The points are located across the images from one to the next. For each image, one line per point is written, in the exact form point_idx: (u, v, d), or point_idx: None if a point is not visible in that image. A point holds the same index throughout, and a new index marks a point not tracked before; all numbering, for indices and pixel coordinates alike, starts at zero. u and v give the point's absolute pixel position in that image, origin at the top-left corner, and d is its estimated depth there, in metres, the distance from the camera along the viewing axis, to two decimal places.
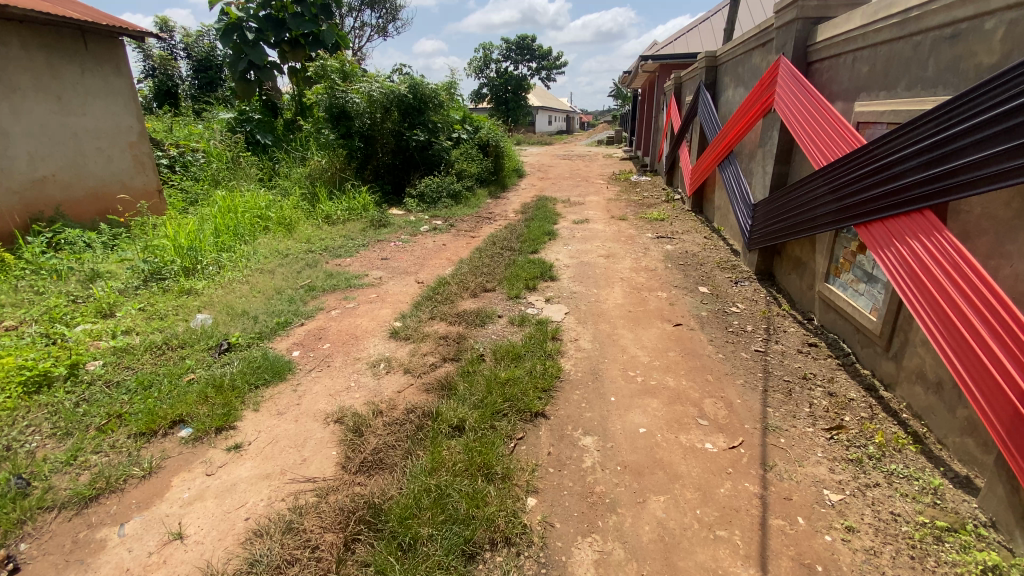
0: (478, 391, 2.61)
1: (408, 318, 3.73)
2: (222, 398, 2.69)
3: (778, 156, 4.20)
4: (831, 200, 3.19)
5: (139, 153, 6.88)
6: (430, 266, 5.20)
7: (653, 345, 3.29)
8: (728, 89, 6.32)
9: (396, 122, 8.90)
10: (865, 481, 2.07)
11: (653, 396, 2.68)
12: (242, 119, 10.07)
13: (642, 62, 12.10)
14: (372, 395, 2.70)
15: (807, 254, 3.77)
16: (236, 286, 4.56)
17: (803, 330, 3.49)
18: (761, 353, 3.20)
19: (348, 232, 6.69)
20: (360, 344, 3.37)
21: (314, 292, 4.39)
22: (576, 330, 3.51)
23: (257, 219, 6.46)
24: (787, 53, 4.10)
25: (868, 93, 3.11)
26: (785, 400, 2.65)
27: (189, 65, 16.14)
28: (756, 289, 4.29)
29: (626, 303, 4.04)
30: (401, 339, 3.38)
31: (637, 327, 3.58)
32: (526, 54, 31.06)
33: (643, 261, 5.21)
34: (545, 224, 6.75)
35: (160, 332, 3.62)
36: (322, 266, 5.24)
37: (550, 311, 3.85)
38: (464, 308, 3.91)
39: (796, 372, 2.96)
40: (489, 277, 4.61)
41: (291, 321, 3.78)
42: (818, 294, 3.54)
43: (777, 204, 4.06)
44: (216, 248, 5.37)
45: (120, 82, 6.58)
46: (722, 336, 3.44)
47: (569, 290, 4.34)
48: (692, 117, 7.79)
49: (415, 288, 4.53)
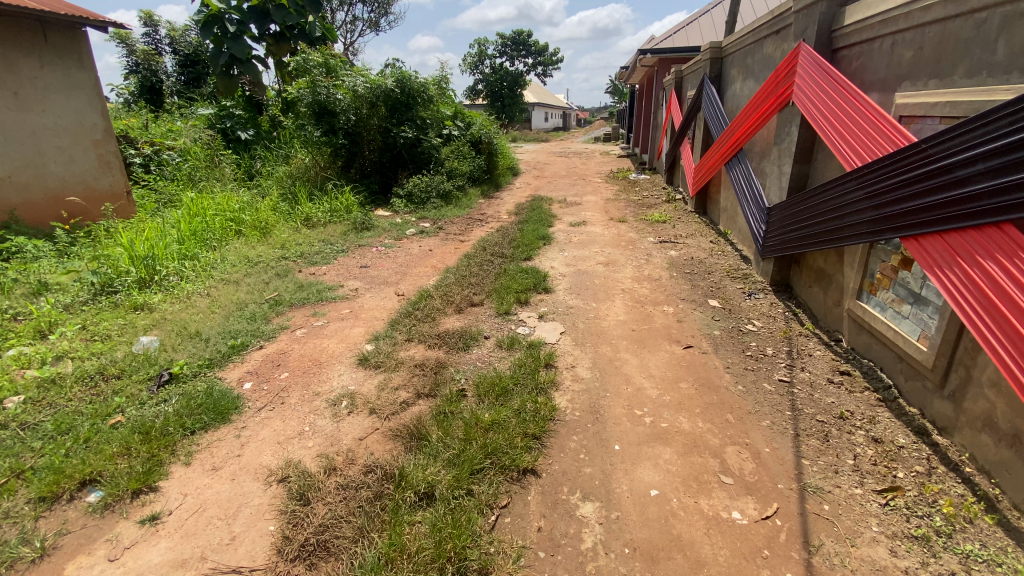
0: (453, 442, 2.16)
1: (382, 340, 3.27)
2: (147, 451, 2.23)
3: (797, 154, 3.76)
4: (868, 208, 2.75)
5: (104, 151, 6.26)
6: (414, 276, 4.74)
7: (662, 374, 2.85)
8: (735, 82, 5.90)
9: (383, 118, 8.44)
10: (937, 569, 1.64)
11: (665, 443, 2.25)
12: (223, 115, 9.51)
13: (640, 56, 11.63)
14: (328, 444, 2.26)
15: (833, 265, 3.34)
16: (194, 301, 4.08)
17: (831, 354, 3.06)
18: (786, 384, 2.77)
19: (328, 236, 6.21)
20: (323, 374, 2.91)
21: (281, 308, 3.93)
22: (573, 355, 3.06)
23: (228, 223, 5.98)
24: (808, 39, 3.66)
25: (912, 82, 2.68)
26: (822, 449, 2.22)
27: (174, 59, 15.54)
28: (772, 303, 3.86)
29: (629, 320, 3.60)
30: (371, 368, 2.92)
31: (642, 350, 3.14)
32: (522, 49, 30.56)
33: (645, 269, 4.77)
34: (540, 227, 6.30)
35: (96, 359, 3.15)
36: (295, 275, 4.78)
37: (544, 330, 3.40)
38: (446, 327, 3.46)
39: (829, 410, 2.53)
40: (476, 289, 4.16)
41: (249, 344, 3.32)
42: (847, 313, 3.11)
43: (797, 208, 3.62)
44: (179, 256, 4.91)
45: (83, 75, 5.99)
46: (739, 361, 3.01)
47: (565, 304, 3.89)
48: (695, 112, 7.34)
49: (394, 301, 4.07)
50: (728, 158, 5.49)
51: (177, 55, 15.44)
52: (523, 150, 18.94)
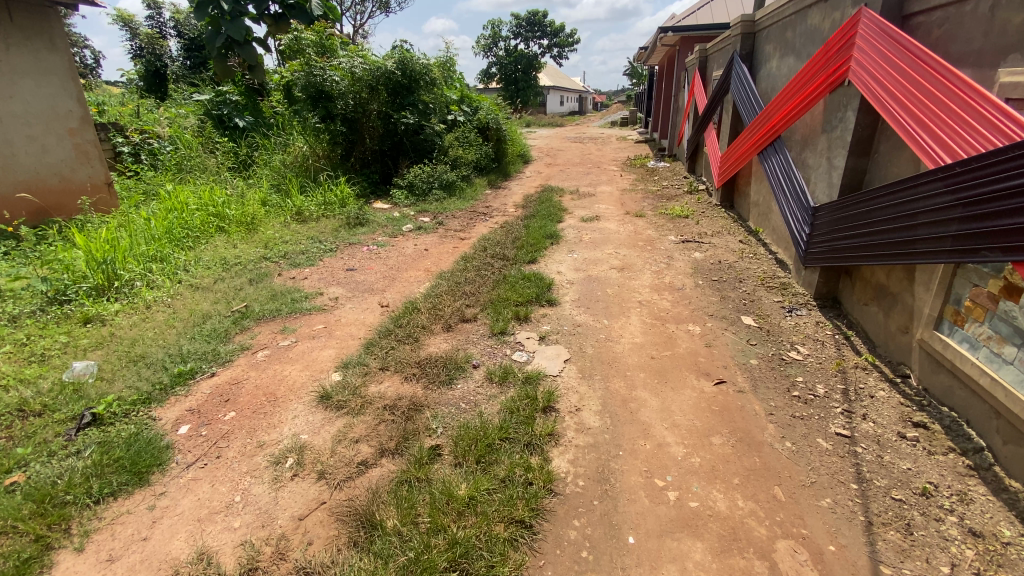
0: (415, 534, 1.65)
1: (353, 367, 2.75)
2: (32, 532, 1.78)
3: (853, 145, 3.13)
4: (957, 216, 2.18)
5: (80, 140, 5.76)
6: (403, 282, 4.21)
7: (688, 424, 2.29)
8: (769, 59, 5.22)
9: (384, 103, 7.90)
10: None
11: (694, 535, 1.71)
12: (219, 100, 8.93)
13: (660, 34, 10.80)
14: (258, 525, 1.78)
15: (899, 282, 2.73)
16: (152, 313, 3.61)
17: (899, 397, 2.47)
18: (845, 440, 2.20)
19: (317, 233, 5.70)
20: (275, 416, 2.40)
21: (246, 321, 3.43)
22: (578, 394, 2.50)
23: (209, 218, 5.50)
24: (871, 4, 3.00)
25: (1022, 55, 2.05)
26: (906, 550, 1.67)
27: (179, 43, 15.05)
28: (818, 322, 3.26)
29: (647, 345, 3.03)
30: (332, 410, 2.39)
31: (663, 388, 2.58)
32: (537, 30, 29.56)
33: (666, 275, 4.19)
34: (549, 224, 5.71)
35: (19, 388, 2.68)
36: (273, 280, 4.29)
37: (544, 358, 2.85)
38: (430, 351, 2.92)
39: (907, 483, 1.97)
40: (470, 301, 3.62)
41: (198, 371, 2.83)
42: (919, 344, 2.52)
43: (854, 209, 3.01)
44: (147, 258, 4.43)
45: (56, 59, 5.50)
46: (784, 405, 2.44)
47: (572, 321, 3.33)
48: (722, 95, 6.66)
49: (376, 315, 3.54)
50: (762, 147, 4.85)
51: (182, 38, 14.97)
52: (536, 135, 18.21)
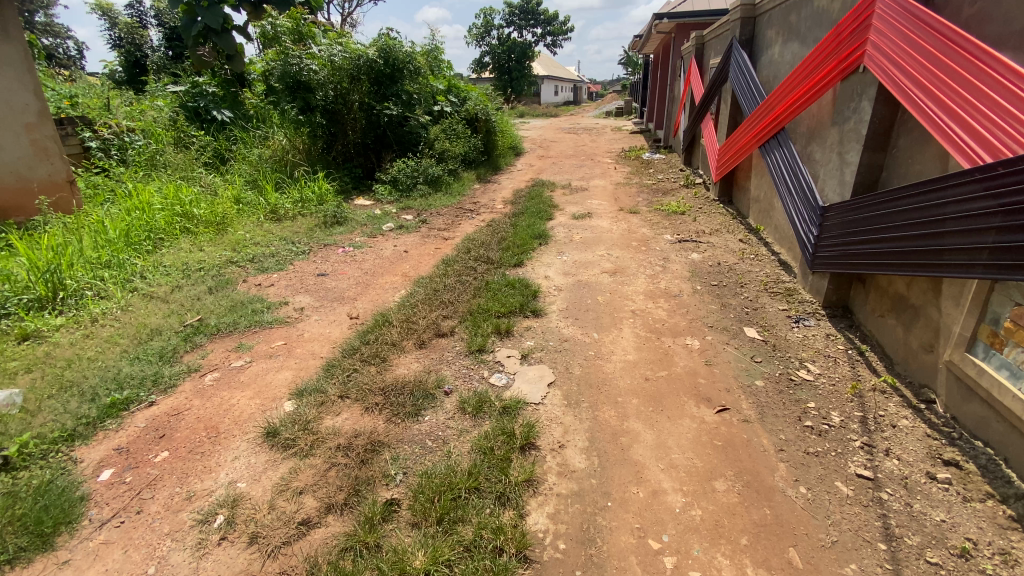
0: None
1: (308, 396, 2.43)
2: None
3: (869, 139, 2.82)
4: (996, 225, 1.89)
5: (38, 136, 5.27)
6: (377, 289, 3.88)
7: (688, 464, 1.99)
8: (771, 45, 4.89)
9: (366, 94, 7.51)
10: None
11: None
12: (195, 92, 8.49)
13: (656, 21, 10.37)
14: None
15: (922, 295, 2.43)
16: (97, 329, 3.27)
17: (925, 427, 2.18)
18: (868, 484, 1.91)
19: (291, 233, 5.35)
20: (212, 458, 2.09)
21: (198, 338, 3.11)
22: (562, 427, 2.19)
23: (175, 218, 5.13)
24: None
25: None
26: None
27: (160, 32, 14.53)
28: (828, 334, 2.96)
29: (641, 363, 2.72)
30: (278, 449, 2.09)
31: (658, 419, 2.26)
32: (530, 18, 28.99)
33: (661, 280, 3.88)
34: (538, 222, 5.38)
35: None
36: (236, 288, 3.95)
37: (526, 382, 2.52)
38: (398, 374, 2.60)
39: (943, 540, 1.68)
40: (447, 311, 3.30)
41: (134, 401, 2.51)
42: (947, 367, 2.23)
43: (869, 210, 2.71)
44: (99, 265, 4.08)
45: (9, 48, 5.01)
46: (796, 438, 2.14)
47: (558, 336, 3.01)
48: (719, 83, 6.32)
49: (343, 328, 3.22)
50: (764, 140, 4.53)
51: (162, 27, 14.47)
52: (529, 126, 17.84)
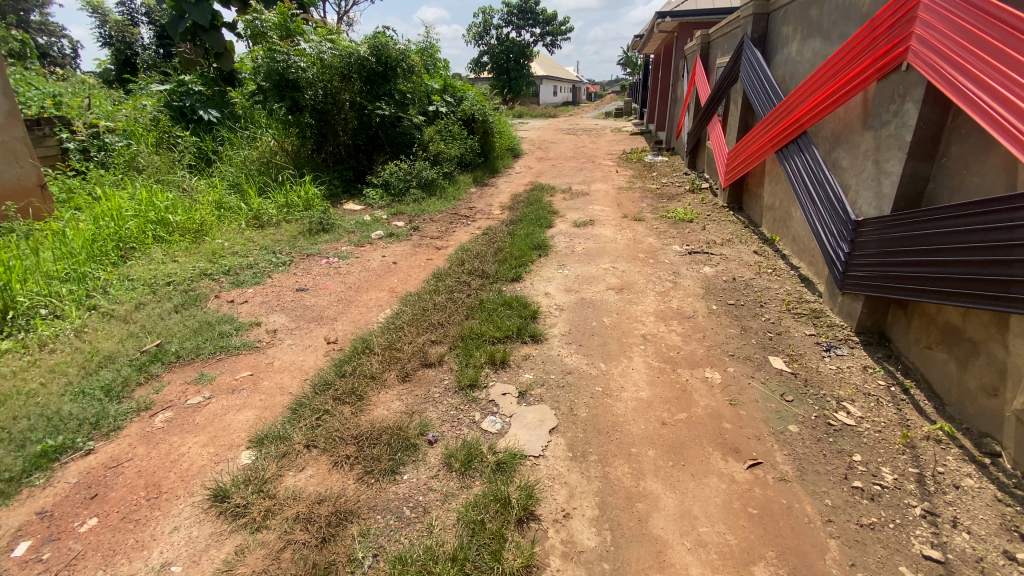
0: None
1: (269, 445, 2.08)
2: None
3: (915, 146, 2.49)
4: None
5: (8, 138, 4.89)
6: (360, 307, 3.54)
7: (719, 542, 1.64)
8: (788, 42, 4.57)
9: (358, 93, 7.19)
10: None
11: None
12: (181, 90, 8.07)
13: (658, 20, 9.88)
14: None
15: (981, 329, 2.09)
16: (44, 355, 2.91)
17: (994, 488, 1.84)
18: (938, 569, 1.57)
19: (273, 241, 4.99)
20: (150, 527, 1.74)
21: (154, 368, 2.75)
22: (568, 488, 1.85)
23: (148, 226, 4.77)
24: None
25: None
26: None
27: (151, 30, 14.18)
28: (865, 367, 2.61)
29: (655, 402, 2.38)
30: (226, 519, 1.74)
31: (680, 478, 1.92)
32: (530, 18, 28.63)
33: (673, 298, 3.54)
34: (537, 231, 5.04)
35: None
36: (205, 305, 3.60)
37: (522, 428, 2.18)
38: (376, 417, 2.26)
39: None
40: (436, 335, 2.95)
41: (69, 449, 2.15)
42: (1018, 417, 1.89)
43: (912, 227, 2.38)
44: (58, 279, 3.72)
45: None
46: (845, 505, 1.80)
47: (560, 367, 2.67)
48: (728, 84, 6.00)
49: (319, 356, 2.88)
50: (780, 145, 4.21)
51: (153, 25, 14.07)
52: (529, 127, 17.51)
